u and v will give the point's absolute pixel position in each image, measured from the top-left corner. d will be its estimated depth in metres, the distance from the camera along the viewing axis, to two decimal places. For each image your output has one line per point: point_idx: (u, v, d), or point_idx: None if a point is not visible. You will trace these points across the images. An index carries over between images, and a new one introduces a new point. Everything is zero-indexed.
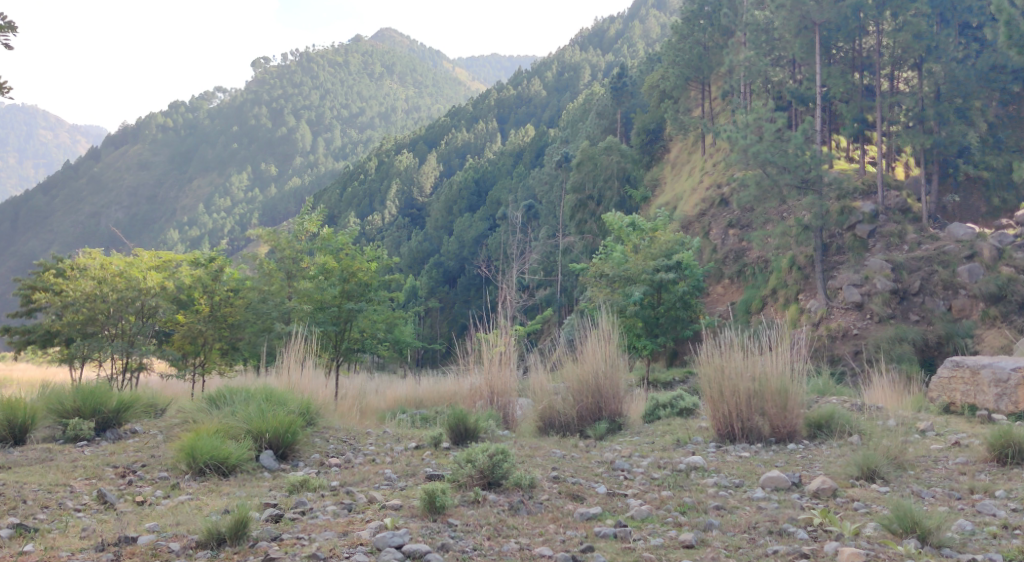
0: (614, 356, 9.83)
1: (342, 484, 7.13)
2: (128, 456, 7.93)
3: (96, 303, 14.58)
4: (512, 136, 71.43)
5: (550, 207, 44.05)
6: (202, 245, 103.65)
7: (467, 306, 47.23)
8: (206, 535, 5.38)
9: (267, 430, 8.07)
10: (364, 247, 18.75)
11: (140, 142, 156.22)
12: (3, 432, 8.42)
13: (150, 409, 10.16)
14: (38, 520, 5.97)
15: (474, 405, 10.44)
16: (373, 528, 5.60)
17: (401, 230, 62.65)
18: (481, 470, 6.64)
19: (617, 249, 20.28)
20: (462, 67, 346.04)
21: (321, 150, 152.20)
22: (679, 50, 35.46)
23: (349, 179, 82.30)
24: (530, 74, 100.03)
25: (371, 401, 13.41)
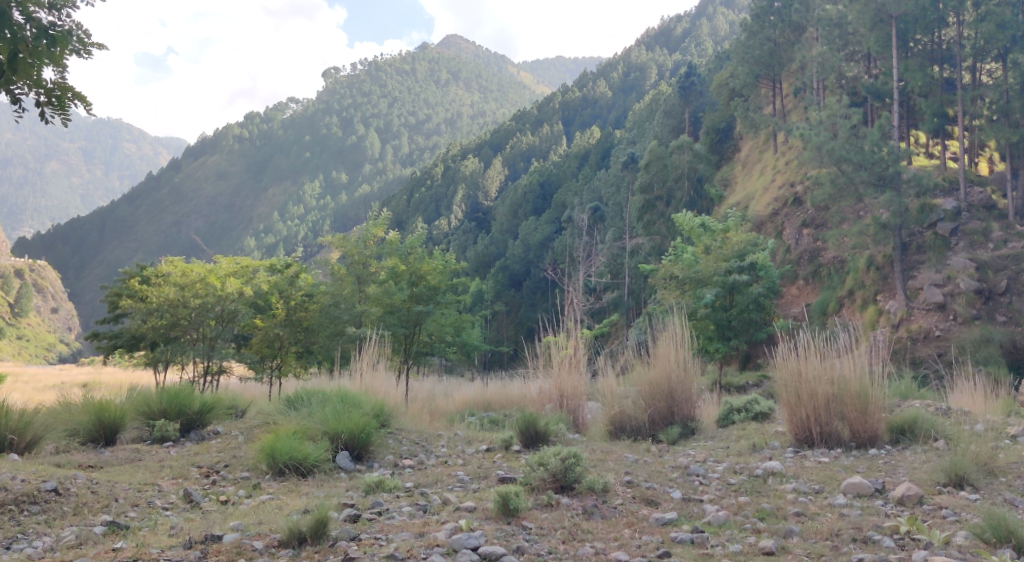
0: (687, 359, 9.67)
1: (417, 485, 7.24)
2: (211, 456, 8.20)
3: (179, 309, 15.25)
4: (577, 137, 71.20)
5: (616, 209, 43.93)
6: (277, 251, 106.74)
7: (534, 309, 47.53)
8: (287, 534, 5.50)
9: (343, 431, 8.26)
10: (432, 253, 19.09)
11: (218, 153, 161.90)
12: (94, 433, 8.79)
13: (232, 411, 10.53)
14: (129, 517, 6.20)
15: (544, 408, 10.47)
16: (449, 529, 5.66)
17: (466, 234, 62.92)
18: (553, 473, 6.64)
19: (688, 251, 20.10)
20: (526, 72, 346.40)
21: (389, 157, 154.25)
22: (748, 47, 34.70)
23: (415, 185, 83.14)
24: (596, 76, 99.52)
25: (440, 403, 13.61)
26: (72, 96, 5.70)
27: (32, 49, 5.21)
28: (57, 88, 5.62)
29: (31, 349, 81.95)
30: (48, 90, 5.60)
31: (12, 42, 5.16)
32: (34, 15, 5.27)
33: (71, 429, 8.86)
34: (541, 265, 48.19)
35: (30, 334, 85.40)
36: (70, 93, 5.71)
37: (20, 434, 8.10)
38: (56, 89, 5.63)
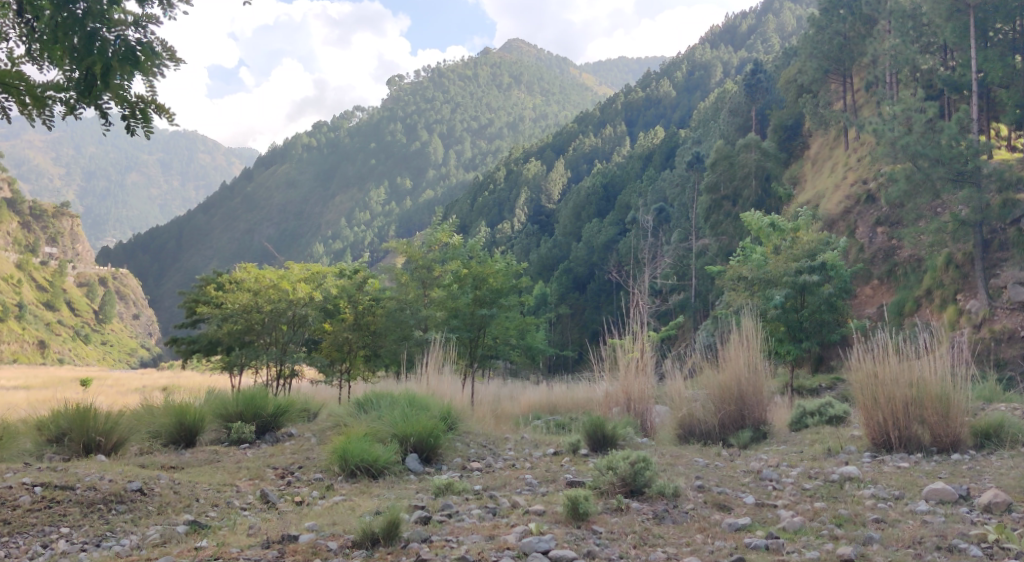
0: (758, 361, 9.48)
1: (486, 488, 7.29)
2: (286, 458, 8.42)
3: (251, 314, 15.60)
4: (641, 138, 70.52)
5: (682, 210, 43.53)
6: (344, 257, 108.78)
7: (598, 312, 47.37)
8: (360, 535, 5.60)
9: (411, 434, 8.36)
10: (495, 256, 19.35)
11: (288, 162, 166.31)
12: (174, 435, 9.07)
13: (305, 414, 10.78)
14: (209, 517, 6.40)
15: (611, 411, 10.43)
16: (519, 533, 5.67)
17: (529, 237, 62.76)
18: (622, 478, 6.61)
19: (757, 252, 19.79)
20: (588, 73, 344.90)
21: (453, 162, 155.38)
22: (817, 43, 34.34)
23: (479, 190, 83.68)
24: (659, 75, 98.51)
25: (506, 406, 13.66)
26: (155, 109, 5.90)
27: (123, 67, 5.39)
28: (141, 101, 5.83)
29: (115, 354, 85.45)
30: (132, 104, 5.80)
31: (102, 61, 5.33)
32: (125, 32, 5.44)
33: (154, 430, 9.21)
34: (606, 267, 47.99)
35: (114, 339, 89.01)
36: (152, 106, 5.91)
37: (106, 436, 8.41)
38: (140, 103, 5.83)
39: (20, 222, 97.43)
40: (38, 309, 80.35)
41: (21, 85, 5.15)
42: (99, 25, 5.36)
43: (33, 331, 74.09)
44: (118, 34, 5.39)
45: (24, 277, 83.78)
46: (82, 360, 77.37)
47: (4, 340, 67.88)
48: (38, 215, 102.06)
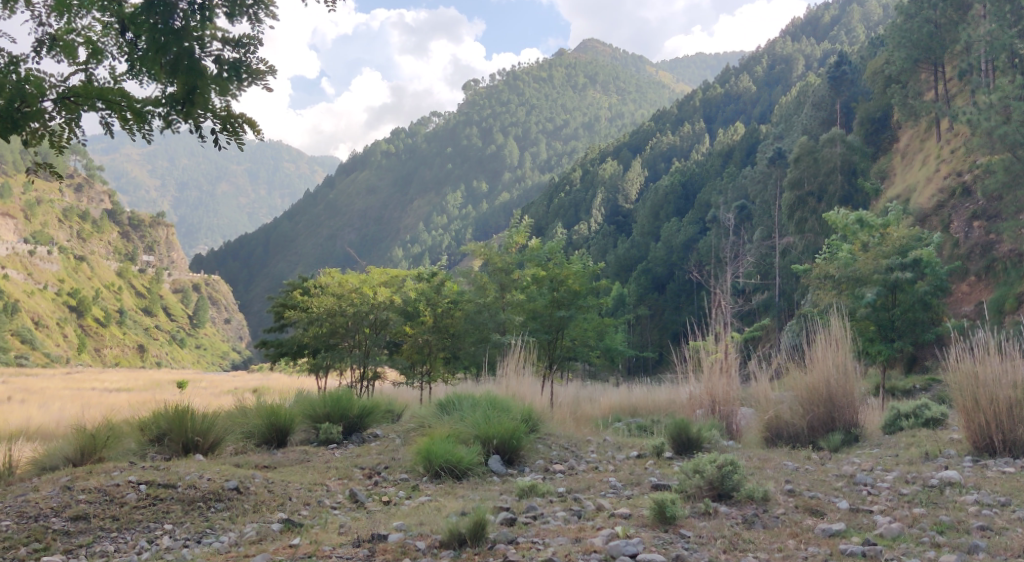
0: (847, 363, 9.21)
1: (570, 490, 7.28)
2: (372, 458, 8.58)
3: (336, 317, 16.10)
4: (720, 134, 69.23)
5: (764, 207, 42.64)
6: (423, 261, 110.34)
7: (679, 312, 46.72)
8: (448, 536, 5.66)
9: (494, 436, 8.45)
10: (573, 257, 19.37)
11: (368, 169, 170.40)
12: (267, 436, 9.37)
13: (389, 415, 10.99)
14: (302, 516, 6.59)
15: (695, 414, 10.27)
16: (605, 536, 5.65)
17: (605, 237, 62.28)
18: (709, 481, 6.51)
19: (844, 249, 19.24)
20: (664, 71, 340.63)
21: (529, 164, 155.55)
22: (905, 31, 33.12)
23: (554, 191, 83.68)
24: (739, 71, 96.63)
25: (586, 409, 13.62)
26: (242, 122, 6.06)
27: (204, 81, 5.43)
28: (231, 115, 5.99)
29: (208, 357, 88.72)
30: (222, 118, 5.99)
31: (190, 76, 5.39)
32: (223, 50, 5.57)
33: (248, 430, 9.53)
34: (686, 267, 47.25)
35: (207, 342, 92.65)
36: (241, 121, 6.07)
37: (204, 435, 8.76)
38: (229, 116, 6.00)
39: (119, 233, 103.02)
40: (137, 315, 84.67)
41: (122, 101, 5.30)
42: (193, 44, 5.44)
43: (134, 336, 78.03)
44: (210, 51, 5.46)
45: (123, 284, 88.67)
46: (179, 364, 80.76)
47: (107, 345, 71.60)
48: (136, 225, 107.62)
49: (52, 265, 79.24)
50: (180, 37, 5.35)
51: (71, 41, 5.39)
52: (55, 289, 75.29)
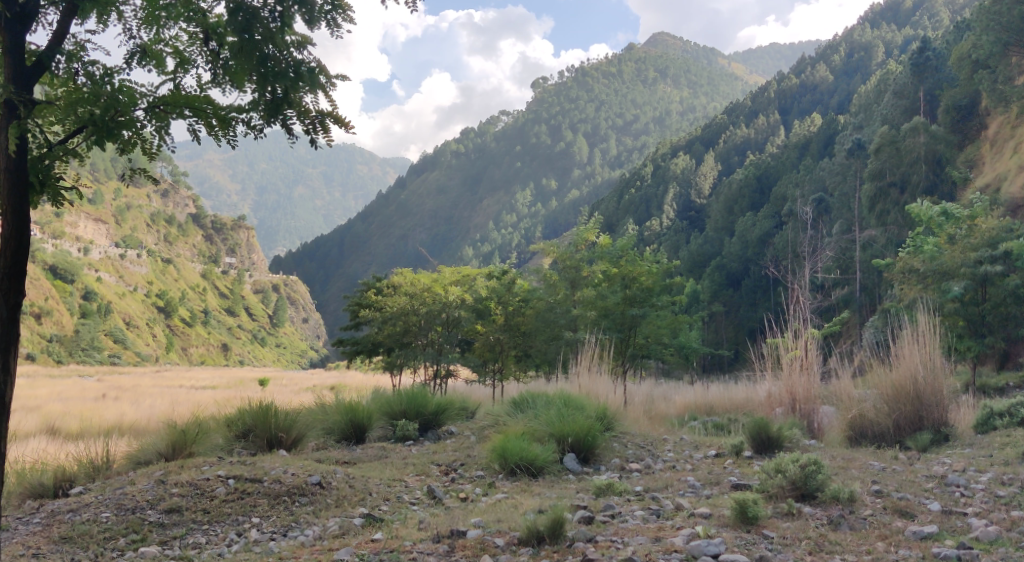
0: (936, 360, 8.86)
1: (647, 489, 7.22)
2: (448, 455, 8.66)
3: (409, 316, 16.55)
4: (797, 126, 67.49)
5: (843, 200, 41.51)
6: (494, 259, 110.94)
7: (755, 309, 45.76)
8: (527, 533, 5.68)
9: (569, 433, 8.45)
10: (645, 253, 19.20)
11: (439, 170, 172.89)
12: (347, 433, 9.58)
13: (463, 413, 11.11)
14: (382, 511, 6.70)
15: (774, 413, 10.05)
16: (686, 536, 5.57)
17: (678, 233, 61.47)
18: (792, 481, 6.37)
19: (930, 242, 18.55)
20: (737, 63, 334.04)
21: (598, 160, 154.51)
22: (994, 14, 31.70)
23: (625, 186, 83.05)
24: (815, 60, 94.14)
25: (661, 407, 13.48)
26: (332, 120, 5.55)
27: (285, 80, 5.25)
28: (321, 112, 5.52)
29: (288, 355, 90.81)
30: (313, 116, 5.53)
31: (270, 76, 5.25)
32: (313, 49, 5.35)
33: (328, 427, 9.76)
34: (762, 263, 46.18)
35: (286, 342, 94.91)
36: (329, 119, 5.57)
37: (287, 432, 9.01)
38: (319, 114, 5.54)
39: (203, 236, 107.05)
40: (220, 315, 87.72)
41: (209, 108, 5.45)
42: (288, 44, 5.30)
43: (217, 335, 80.73)
44: (301, 52, 5.36)
45: (207, 286, 92.11)
46: (260, 362, 82.91)
47: (192, 345, 74.16)
48: (218, 228, 111.54)
49: (142, 268, 82.51)
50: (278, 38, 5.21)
51: (159, 52, 5.49)
52: (145, 292, 78.65)
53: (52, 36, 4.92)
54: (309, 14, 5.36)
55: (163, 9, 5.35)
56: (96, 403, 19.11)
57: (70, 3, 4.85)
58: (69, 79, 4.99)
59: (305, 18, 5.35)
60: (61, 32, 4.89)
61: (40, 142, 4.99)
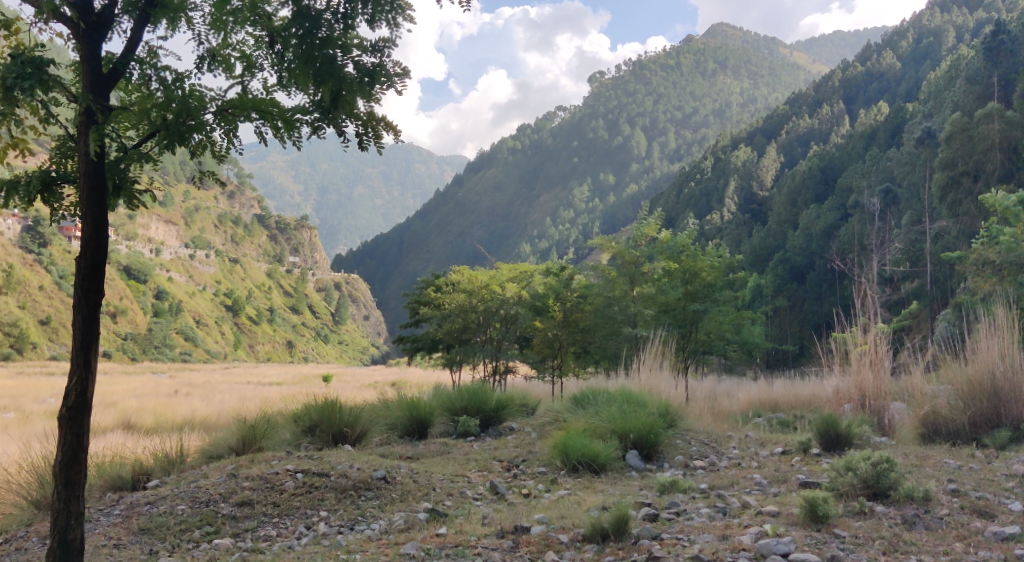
0: (1015, 353, 8.52)
1: (713, 487, 7.12)
2: (510, 452, 8.69)
3: (468, 314, 16.82)
4: (863, 115, 65.64)
5: (913, 190, 40.31)
6: (552, 255, 110.78)
7: (820, 303, 44.85)
8: (591, 530, 5.66)
9: (631, 430, 8.40)
10: (705, 248, 18.99)
11: (496, 167, 173.90)
12: (410, 428, 9.69)
13: (524, 409, 11.14)
14: (446, 506, 6.76)
15: (842, 408, 9.81)
16: (754, 534, 5.50)
17: (740, 227, 60.49)
18: (864, 479, 6.21)
19: (1006, 232, 17.93)
20: (799, 52, 326.84)
21: (657, 154, 152.84)
22: None
23: (684, 180, 82.06)
24: (881, 48, 91.51)
25: (725, 402, 13.29)
26: (388, 124, 5.55)
27: (343, 83, 5.28)
28: (377, 116, 5.53)
29: (351, 352, 92.13)
30: (369, 120, 5.54)
31: (329, 82, 5.30)
32: (368, 54, 5.36)
33: (391, 423, 9.87)
34: (827, 256, 45.18)
35: (349, 338, 96.27)
36: (383, 123, 5.57)
37: (352, 427, 9.14)
38: (375, 118, 5.54)
39: (268, 236, 109.64)
40: (285, 313, 89.70)
41: (274, 111, 5.54)
42: (348, 50, 5.36)
43: (283, 333, 82.62)
44: (359, 57, 5.37)
45: (272, 285, 94.38)
46: (324, 359, 84.39)
47: (259, 342, 75.90)
48: (282, 228, 114.03)
49: (211, 268, 85.10)
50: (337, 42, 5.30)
51: (227, 57, 5.62)
52: (213, 291, 80.98)
53: (126, 44, 5.06)
54: (369, 14, 5.41)
55: (231, 14, 5.46)
56: (169, 399, 19.62)
57: (145, 12, 5.01)
58: (143, 86, 5.13)
59: (367, 20, 5.42)
60: (136, 37, 5.04)
61: (114, 147, 5.14)
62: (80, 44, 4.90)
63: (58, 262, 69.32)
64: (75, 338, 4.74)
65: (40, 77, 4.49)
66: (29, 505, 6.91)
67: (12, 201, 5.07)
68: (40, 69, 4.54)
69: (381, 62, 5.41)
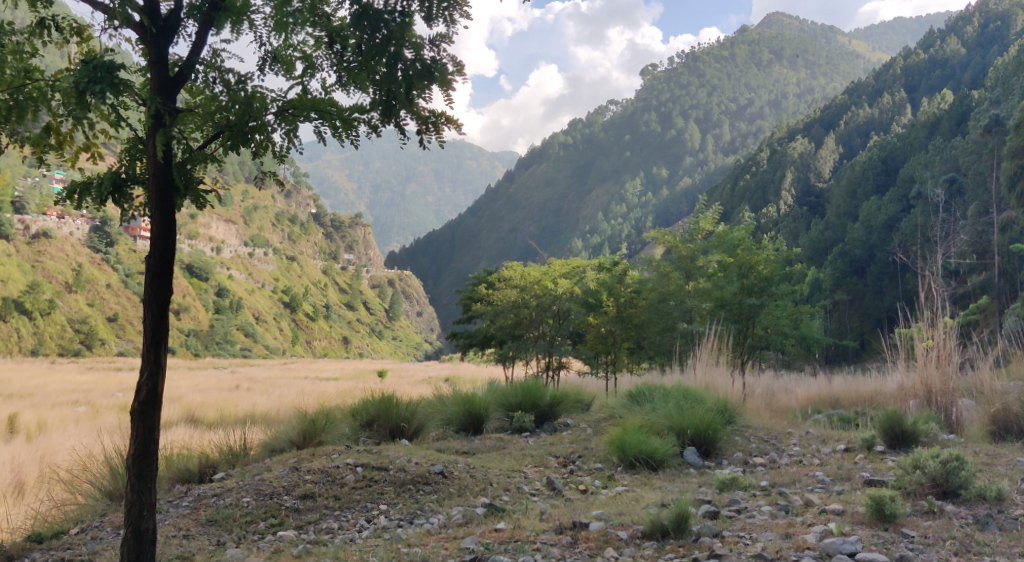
0: None
1: (773, 484, 7.01)
2: (565, 447, 8.69)
3: (521, 310, 16.82)
4: (926, 103, 63.71)
5: (980, 179, 39.10)
6: (604, 250, 110.32)
7: (882, 297, 43.94)
8: (651, 526, 5.62)
9: (688, 427, 8.31)
10: (762, 241, 18.68)
11: (548, 162, 174.34)
12: (466, 424, 9.74)
13: (579, 405, 11.12)
14: (504, 500, 6.79)
15: (908, 405, 9.54)
16: (818, 533, 5.39)
17: (797, 219, 59.48)
18: (933, 478, 6.05)
19: None
20: (859, 40, 318.60)
21: (711, 147, 150.69)
22: None
23: (739, 173, 80.89)
24: (945, 34, 88.66)
25: (783, 398, 13.05)
26: (446, 122, 5.57)
27: (403, 81, 5.36)
28: (436, 112, 5.56)
29: (405, 347, 93.12)
30: (426, 117, 5.58)
31: (388, 79, 5.37)
32: (427, 52, 5.38)
33: (446, 418, 9.93)
34: (888, 249, 44.16)
35: (402, 334, 97.21)
36: (443, 120, 5.59)
37: (409, 422, 9.25)
38: (433, 115, 5.57)
39: (323, 234, 111.64)
40: (341, 309, 91.11)
41: (334, 110, 5.60)
42: (404, 46, 5.39)
43: (339, 329, 83.96)
44: (418, 53, 5.40)
45: (328, 282, 96.14)
46: (379, 354, 85.49)
47: (316, 339, 77.29)
48: (337, 226, 115.84)
49: (269, 266, 87.09)
50: (393, 41, 5.35)
51: (289, 57, 5.70)
52: (272, 288, 82.82)
53: (192, 46, 5.16)
54: (427, 11, 5.45)
55: (292, 15, 5.52)
56: (232, 394, 20.05)
57: (210, 16, 5.11)
58: (208, 88, 5.24)
59: (425, 16, 5.45)
60: (200, 40, 5.16)
61: (182, 148, 5.26)
62: (149, 47, 5.03)
63: (125, 261, 71.54)
64: (148, 335, 4.88)
65: (111, 80, 4.61)
66: (104, 495, 7.16)
67: (84, 201, 5.21)
68: (112, 73, 4.67)
69: (440, 57, 5.44)
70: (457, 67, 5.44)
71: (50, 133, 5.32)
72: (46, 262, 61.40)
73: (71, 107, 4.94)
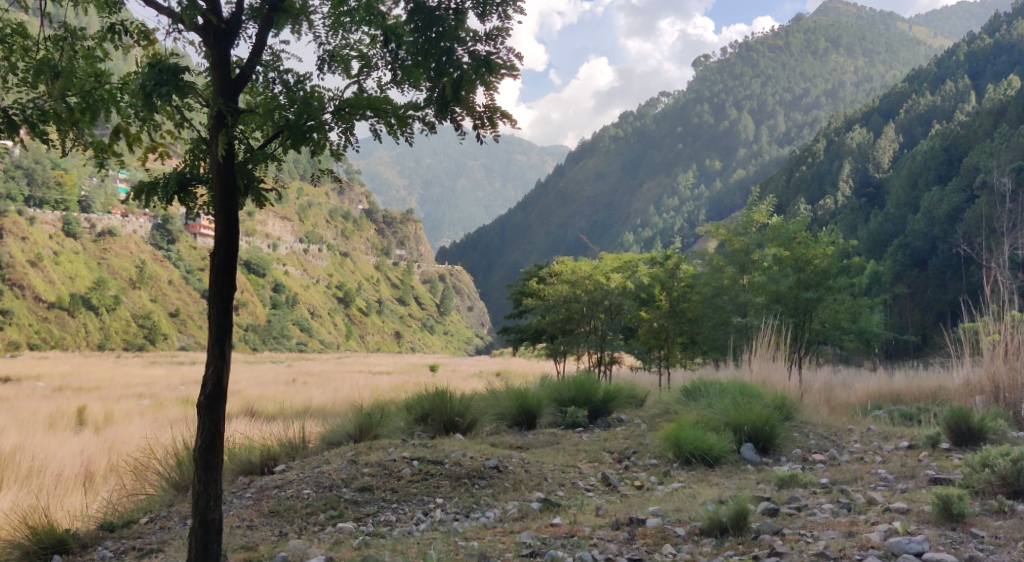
0: None
1: (834, 481, 6.88)
2: (620, 443, 8.65)
3: (572, 304, 16.66)
4: (991, 90, 61.61)
5: None
6: (656, 244, 109.39)
7: (944, 290, 42.73)
8: (708, 523, 5.56)
9: (745, 422, 8.19)
10: (818, 234, 18.32)
11: (599, 155, 173.44)
12: (519, 418, 9.76)
13: (633, 400, 11.03)
14: (558, 496, 6.80)
15: (974, 400, 9.26)
16: (883, 532, 5.28)
17: (855, 211, 58.16)
18: (1002, 476, 5.87)
19: None
20: (919, 26, 309.19)
21: (765, 138, 148.05)
22: None
23: (795, 164, 79.33)
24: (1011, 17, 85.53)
25: (842, 394, 12.77)
26: (500, 117, 5.57)
27: (455, 75, 5.37)
28: (490, 107, 5.56)
29: (456, 342, 93.72)
30: (481, 113, 5.58)
31: (442, 73, 5.38)
32: (480, 48, 5.38)
33: (500, 412, 9.97)
34: (951, 240, 42.86)
35: (453, 329, 97.78)
36: (498, 114, 5.58)
37: (463, 416, 9.31)
38: (488, 109, 5.57)
39: (376, 230, 112.96)
40: (393, 304, 92.09)
41: (389, 108, 5.65)
42: (455, 42, 5.40)
43: (391, 324, 84.82)
44: (472, 50, 5.41)
45: (380, 277, 97.21)
46: (431, 349, 86.16)
47: (369, 334, 78.28)
48: (389, 222, 116.93)
49: (323, 262, 88.55)
50: (447, 37, 5.37)
51: (345, 56, 5.75)
52: (326, 284, 84.13)
53: (253, 47, 5.27)
54: (481, 8, 5.46)
55: (349, 14, 5.59)
56: (288, 388, 20.36)
57: (270, 15, 5.19)
58: (268, 89, 5.34)
59: (477, 13, 5.45)
60: (261, 41, 5.25)
61: (243, 147, 5.36)
62: (211, 48, 5.15)
63: (186, 258, 73.24)
64: (212, 330, 4.99)
65: (176, 83, 4.73)
66: (171, 486, 7.36)
67: (151, 201, 5.33)
68: (176, 75, 4.79)
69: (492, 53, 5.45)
70: (510, 62, 5.42)
71: (119, 135, 5.46)
72: (111, 259, 63.05)
73: (137, 109, 5.06)
